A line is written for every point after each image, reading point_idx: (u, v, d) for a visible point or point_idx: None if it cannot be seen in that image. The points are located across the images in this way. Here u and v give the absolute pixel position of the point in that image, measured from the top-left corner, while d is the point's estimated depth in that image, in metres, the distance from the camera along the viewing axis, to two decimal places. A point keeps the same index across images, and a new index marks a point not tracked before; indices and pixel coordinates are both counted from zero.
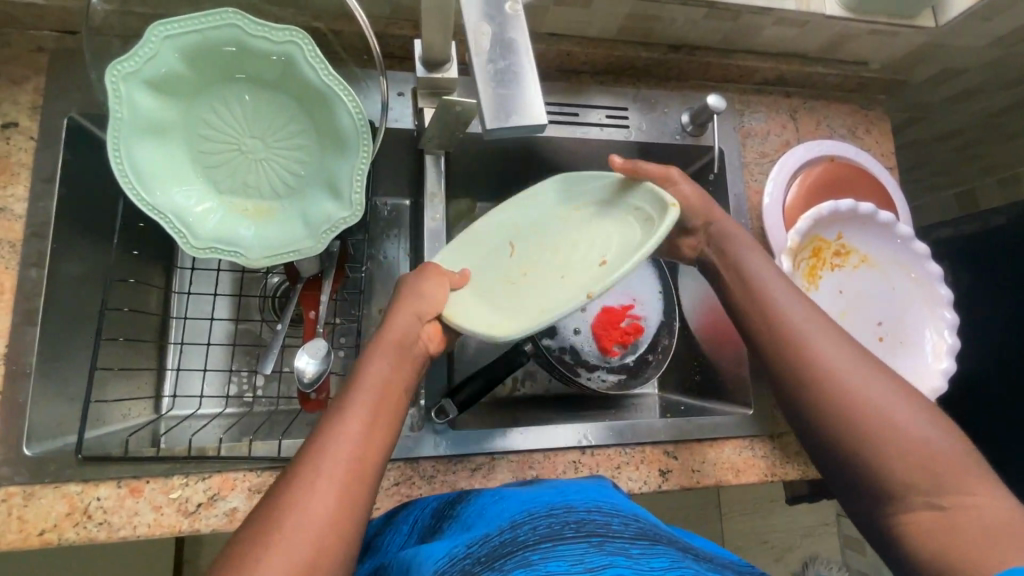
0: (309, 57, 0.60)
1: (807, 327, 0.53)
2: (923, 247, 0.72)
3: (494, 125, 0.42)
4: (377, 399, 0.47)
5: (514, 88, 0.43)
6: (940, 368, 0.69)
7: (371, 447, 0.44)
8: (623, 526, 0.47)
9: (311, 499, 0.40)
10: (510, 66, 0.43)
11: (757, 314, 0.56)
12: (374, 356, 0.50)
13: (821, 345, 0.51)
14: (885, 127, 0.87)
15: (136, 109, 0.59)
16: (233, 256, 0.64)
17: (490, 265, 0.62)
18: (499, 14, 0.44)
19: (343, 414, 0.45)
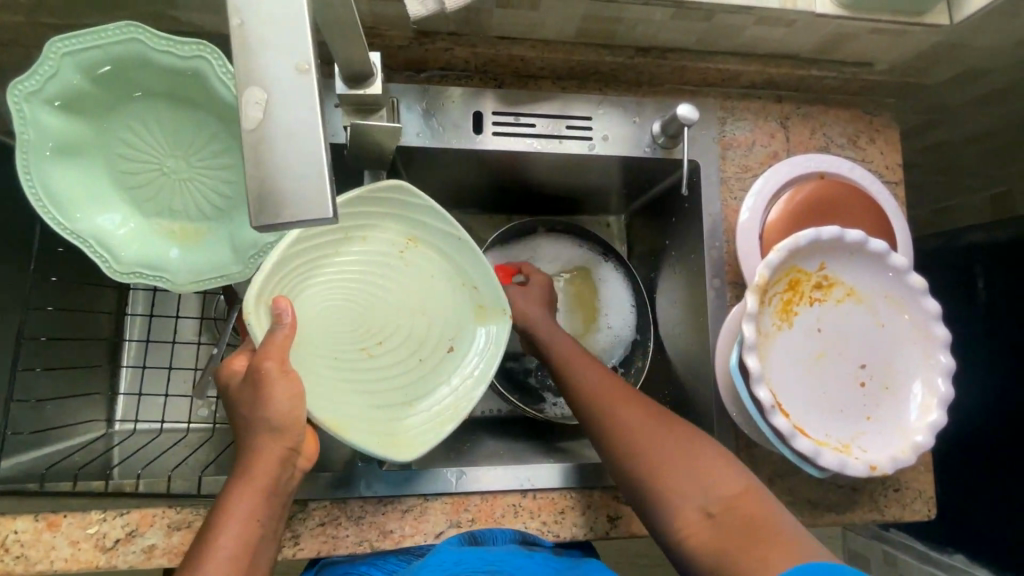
0: (220, 72, 0.55)
1: (653, 443, 0.58)
2: (918, 282, 0.63)
3: (261, 222, 0.35)
4: (235, 549, 0.45)
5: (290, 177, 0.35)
6: (927, 421, 0.61)
7: None
8: None
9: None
10: (294, 146, 0.35)
11: (592, 408, 0.63)
12: (228, 494, 0.47)
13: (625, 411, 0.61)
14: (893, 136, 0.77)
15: (45, 131, 0.56)
16: (158, 282, 0.61)
17: (324, 329, 0.61)
18: (275, 74, 0.35)
19: (228, 510, 0.46)
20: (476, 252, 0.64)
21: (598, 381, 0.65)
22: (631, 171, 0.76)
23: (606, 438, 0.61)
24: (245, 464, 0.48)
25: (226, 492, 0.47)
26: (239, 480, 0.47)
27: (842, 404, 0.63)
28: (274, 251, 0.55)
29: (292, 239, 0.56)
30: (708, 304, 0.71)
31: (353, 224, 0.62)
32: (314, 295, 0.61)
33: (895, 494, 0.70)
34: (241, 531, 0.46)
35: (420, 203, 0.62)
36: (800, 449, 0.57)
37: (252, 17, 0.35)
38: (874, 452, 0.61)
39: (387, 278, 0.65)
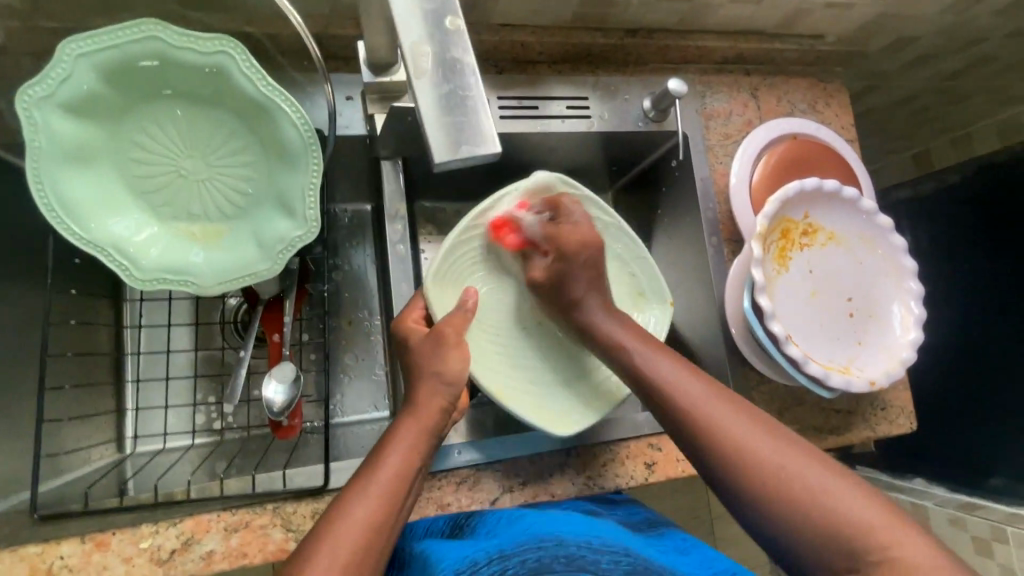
0: (244, 67, 0.56)
1: (706, 404, 0.53)
2: (886, 220, 0.72)
3: (450, 163, 0.39)
4: (398, 471, 0.50)
5: (466, 118, 0.39)
6: (908, 339, 0.70)
7: (383, 521, 0.47)
8: (613, 565, 0.51)
9: (362, 508, 0.47)
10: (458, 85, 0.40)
11: (681, 413, 0.54)
12: (399, 426, 0.54)
13: (713, 412, 0.52)
14: (845, 100, 0.87)
15: (56, 136, 0.54)
16: (184, 286, 0.60)
17: (494, 311, 0.71)
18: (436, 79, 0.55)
19: (398, 436, 0.53)
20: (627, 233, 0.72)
21: (671, 378, 0.56)
22: (624, 147, 0.82)
23: (662, 406, 0.55)
24: (415, 403, 0.56)
25: (398, 424, 0.55)
26: (409, 416, 0.55)
27: (837, 333, 0.71)
28: (452, 234, 0.66)
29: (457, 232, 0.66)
30: (709, 260, 0.77)
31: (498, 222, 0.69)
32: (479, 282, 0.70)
33: (883, 413, 0.80)
34: (404, 455, 0.52)
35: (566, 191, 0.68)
36: (812, 374, 0.64)
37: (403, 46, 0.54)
38: (870, 370, 0.69)
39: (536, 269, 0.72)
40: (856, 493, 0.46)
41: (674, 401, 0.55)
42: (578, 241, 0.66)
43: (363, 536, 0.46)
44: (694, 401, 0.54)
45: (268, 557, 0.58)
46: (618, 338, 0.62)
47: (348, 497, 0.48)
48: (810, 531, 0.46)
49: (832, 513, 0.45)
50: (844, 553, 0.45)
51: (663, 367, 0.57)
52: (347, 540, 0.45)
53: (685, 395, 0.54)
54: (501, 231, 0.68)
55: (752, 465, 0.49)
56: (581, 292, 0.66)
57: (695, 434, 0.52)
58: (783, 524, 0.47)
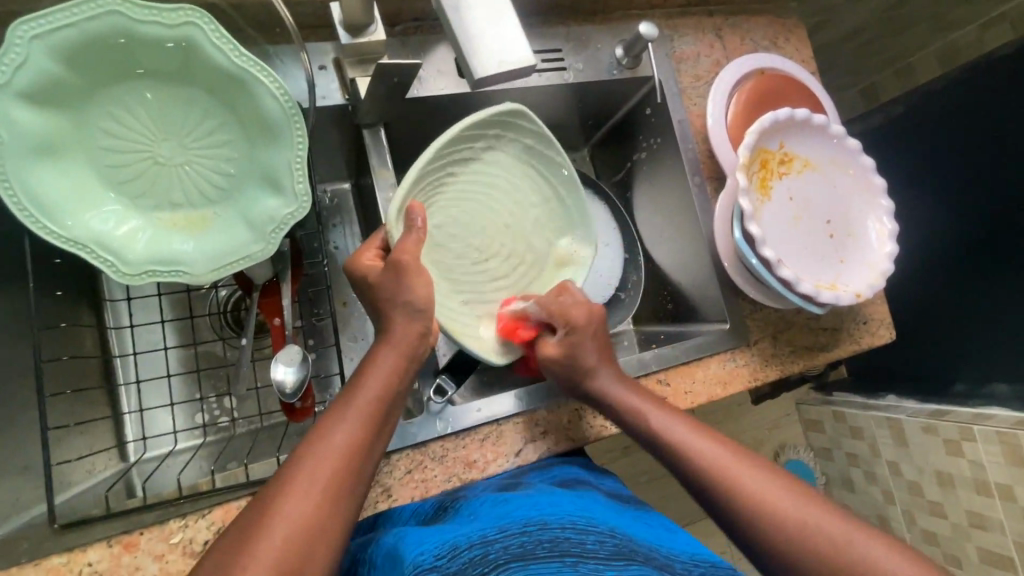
0: (214, 38, 0.53)
1: (667, 424, 0.60)
2: (854, 143, 0.76)
3: (485, 79, 0.51)
4: (379, 393, 0.51)
5: (502, 46, 0.51)
6: (885, 251, 0.74)
7: (365, 443, 0.48)
8: (598, 546, 0.49)
9: (343, 431, 0.48)
10: (496, 21, 0.51)
11: (716, 487, 0.55)
12: (377, 350, 0.54)
13: (747, 484, 0.54)
14: (803, 34, 0.90)
15: (17, 128, 0.50)
16: (176, 276, 0.58)
17: (461, 233, 0.71)
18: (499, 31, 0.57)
19: (374, 363, 0.53)
20: (579, 188, 0.74)
21: (702, 452, 0.57)
22: (600, 97, 0.83)
23: (688, 477, 0.57)
24: (387, 331, 0.55)
25: (376, 348, 0.55)
26: (386, 344, 0.54)
27: (820, 253, 0.75)
28: (417, 161, 0.61)
29: (428, 154, 0.62)
30: (694, 199, 0.79)
31: (473, 149, 0.68)
32: (443, 207, 0.68)
33: (865, 326, 0.85)
34: (383, 379, 0.52)
35: (531, 125, 0.69)
36: (804, 291, 0.67)
37: None
38: (854, 284, 0.73)
39: (494, 187, 0.72)
40: (800, 498, 0.52)
41: (715, 479, 0.55)
42: (584, 316, 0.65)
43: (343, 456, 0.46)
44: (727, 471, 0.55)
45: None
46: (618, 395, 0.64)
47: (329, 420, 0.48)
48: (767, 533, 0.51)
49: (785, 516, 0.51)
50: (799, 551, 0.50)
51: (713, 451, 0.57)
52: (328, 457, 0.46)
53: (723, 473, 0.55)
54: (514, 330, 0.68)
55: (797, 535, 0.50)
56: (583, 353, 0.64)
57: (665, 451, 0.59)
58: (747, 530, 0.52)
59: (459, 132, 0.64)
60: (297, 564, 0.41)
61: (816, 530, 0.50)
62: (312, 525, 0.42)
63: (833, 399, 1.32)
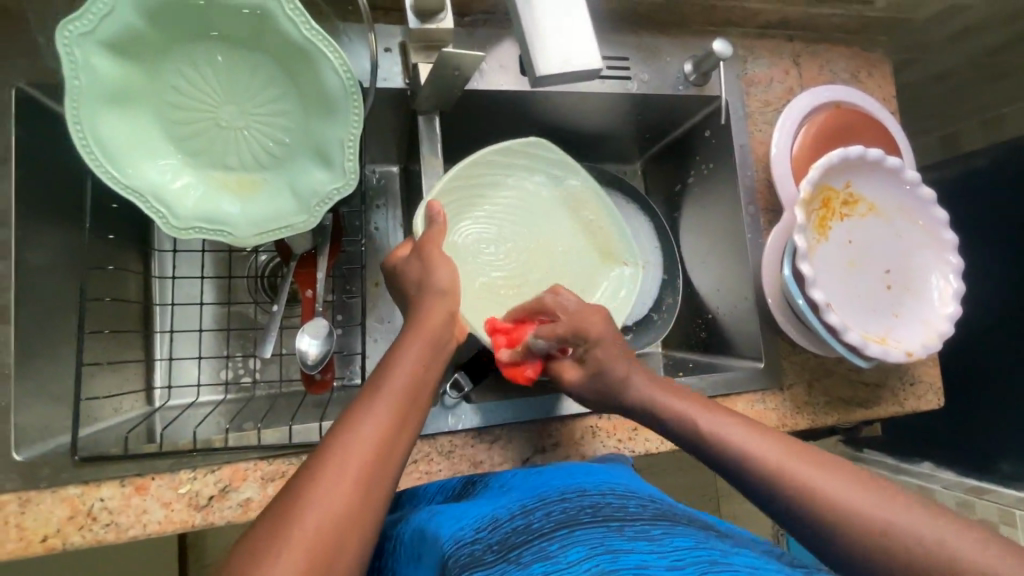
0: (288, 9, 0.54)
1: (696, 411, 0.54)
2: (928, 192, 0.71)
3: (549, 76, 0.51)
4: (407, 383, 0.49)
5: (569, 44, 0.51)
6: (946, 312, 0.69)
7: (395, 431, 0.45)
8: (639, 510, 0.48)
9: (371, 421, 0.45)
10: (566, 19, 0.51)
11: (752, 466, 0.48)
12: (401, 339, 0.52)
13: (791, 467, 0.46)
14: (887, 71, 0.85)
15: (95, 75, 0.53)
16: (220, 236, 0.59)
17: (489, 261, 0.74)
18: None
19: (400, 352, 0.51)
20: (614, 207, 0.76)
21: (744, 441, 0.49)
22: (661, 112, 0.81)
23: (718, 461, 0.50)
24: (415, 320, 0.54)
25: (401, 336, 0.53)
26: (410, 333, 0.53)
27: (874, 304, 0.70)
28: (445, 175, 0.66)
29: (452, 174, 0.67)
30: (745, 228, 0.76)
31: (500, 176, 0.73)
32: (472, 228, 0.73)
33: (911, 388, 0.80)
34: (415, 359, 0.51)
35: (557, 155, 0.73)
36: (851, 342, 0.63)
37: None
38: (907, 341, 0.68)
39: (523, 220, 0.76)
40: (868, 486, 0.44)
41: (758, 462, 0.48)
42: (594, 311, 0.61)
43: (374, 445, 0.43)
44: (759, 453, 0.48)
45: None
46: (630, 375, 0.59)
47: (360, 408, 0.46)
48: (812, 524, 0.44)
49: (829, 491, 0.44)
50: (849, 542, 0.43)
51: (744, 432, 0.50)
52: (360, 446, 0.43)
53: (766, 458, 0.48)
54: (516, 372, 0.61)
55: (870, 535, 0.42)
56: (595, 350, 0.60)
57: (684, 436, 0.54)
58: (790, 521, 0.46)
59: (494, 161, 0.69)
60: (326, 558, 0.37)
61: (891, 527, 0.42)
62: (341, 520, 0.39)
63: (862, 457, 1.24)
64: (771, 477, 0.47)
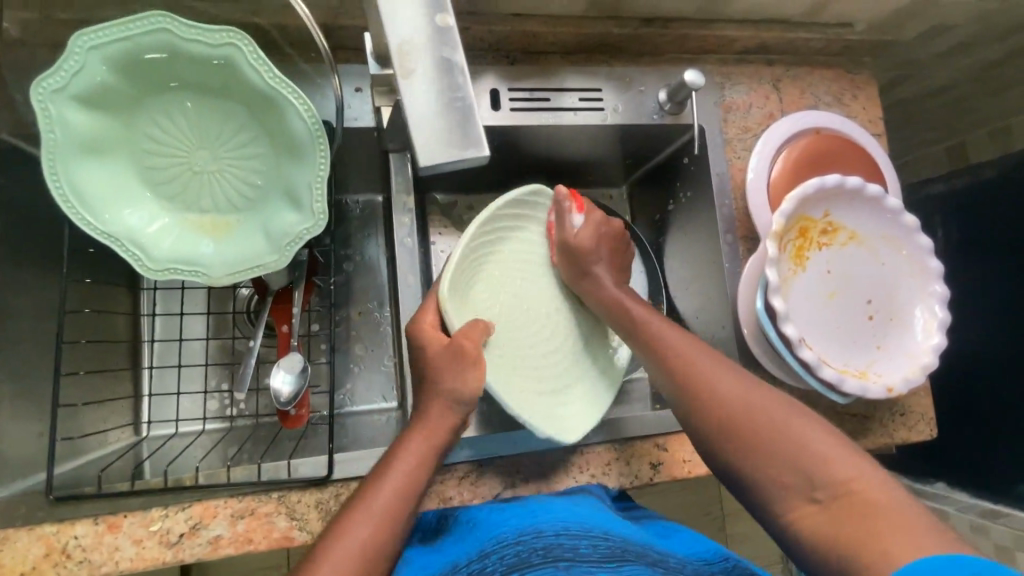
0: (251, 59, 0.56)
1: (648, 319, 0.65)
2: (912, 220, 0.69)
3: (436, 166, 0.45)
4: (401, 488, 0.52)
5: (462, 130, 0.45)
6: (931, 345, 0.67)
7: (383, 533, 0.49)
8: (591, 549, 0.48)
9: (361, 529, 0.48)
10: (442, 86, 0.45)
11: (688, 376, 0.59)
12: (403, 440, 0.56)
13: (720, 382, 0.57)
14: (873, 92, 0.84)
15: (70, 128, 0.55)
16: (195, 276, 0.61)
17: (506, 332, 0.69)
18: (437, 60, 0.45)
19: (400, 452, 0.54)
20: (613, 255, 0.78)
21: (695, 364, 0.59)
22: (640, 140, 0.81)
23: (658, 363, 0.62)
24: (420, 416, 0.58)
25: (402, 436, 0.56)
26: (413, 430, 0.57)
27: (854, 336, 0.69)
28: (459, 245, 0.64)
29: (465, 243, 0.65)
30: (723, 258, 0.75)
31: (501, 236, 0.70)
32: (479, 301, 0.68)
33: (901, 419, 0.77)
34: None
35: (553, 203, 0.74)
36: (826, 378, 0.63)
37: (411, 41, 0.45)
38: (888, 375, 0.67)
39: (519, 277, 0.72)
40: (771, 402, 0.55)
41: (693, 377, 0.59)
42: (589, 240, 0.72)
43: (360, 555, 0.47)
44: (694, 367, 0.59)
45: (272, 543, 0.59)
46: (613, 292, 0.70)
47: (347, 518, 0.49)
48: (775, 463, 0.52)
49: (751, 410, 0.55)
50: (802, 486, 0.50)
51: (690, 351, 0.61)
52: (349, 555, 0.47)
53: (698, 372, 0.59)
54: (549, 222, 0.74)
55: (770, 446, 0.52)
56: (595, 262, 0.72)
57: (674, 378, 0.60)
58: (737, 455, 0.54)
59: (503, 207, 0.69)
60: None
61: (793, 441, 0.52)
62: None
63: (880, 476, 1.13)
64: (698, 393, 0.58)
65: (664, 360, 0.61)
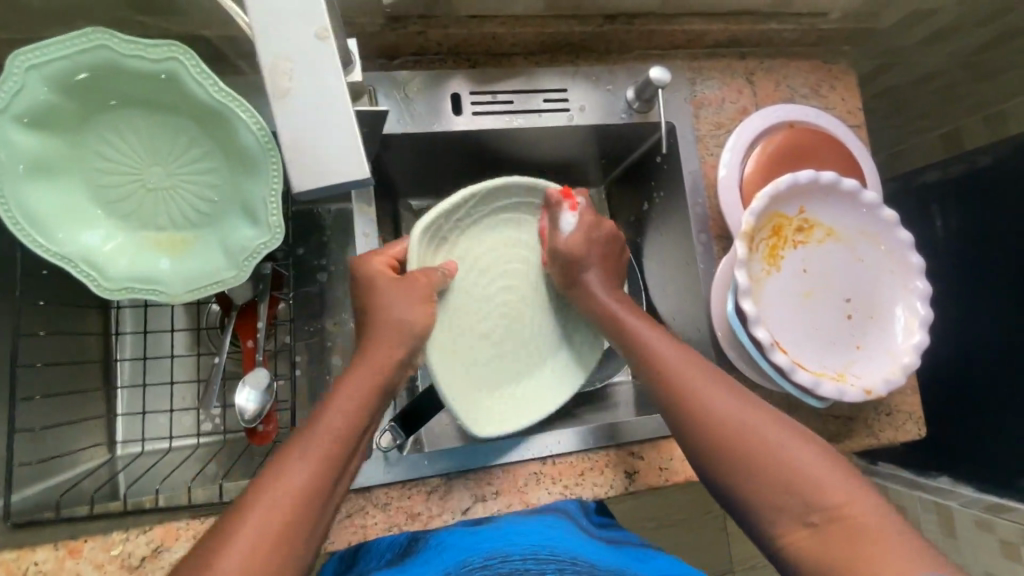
0: (195, 73, 0.55)
1: (640, 326, 0.63)
2: (891, 214, 0.66)
3: (306, 193, 0.47)
4: (338, 433, 0.50)
5: (336, 155, 0.46)
6: (912, 343, 0.65)
7: (322, 484, 0.47)
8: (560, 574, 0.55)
9: (297, 475, 0.46)
10: (325, 120, 0.46)
11: (676, 383, 0.57)
12: (348, 380, 0.54)
13: (709, 395, 0.55)
14: (852, 82, 0.81)
15: (15, 149, 0.54)
16: (153, 295, 0.59)
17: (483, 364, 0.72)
18: (310, 77, 0.46)
19: (341, 395, 0.52)
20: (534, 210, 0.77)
21: (683, 375, 0.57)
22: (611, 140, 0.79)
23: (644, 368, 0.60)
24: (365, 361, 0.56)
25: (347, 377, 0.55)
26: (360, 370, 0.55)
27: (833, 336, 0.66)
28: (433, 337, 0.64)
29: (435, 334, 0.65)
30: (698, 258, 0.73)
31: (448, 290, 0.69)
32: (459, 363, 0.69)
33: (888, 418, 0.75)
34: (371, 382, 0.54)
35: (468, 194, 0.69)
36: (800, 382, 0.61)
37: (284, 56, 0.46)
38: (867, 376, 0.65)
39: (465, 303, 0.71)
40: (753, 408, 0.54)
41: (681, 387, 0.57)
42: (580, 244, 0.70)
43: (299, 497, 0.45)
44: (681, 372, 0.57)
45: None
46: (605, 301, 0.68)
47: (285, 459, 0.47)
48: (764, 481, 0.51)
49: (746, 428, 0.53)
50: (797, 508, 0.49)
51: (676, 355, 0.59)
52: (281, 504, 0.44)
53: (685, 380, 0.57)
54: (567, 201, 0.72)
55: (760, 466, 0.51)
56: (586, 269, 0.70)
57: (663, 388, 0.58)
58: (730, 475, 0.52)
59: (418, 240, 0.65)
60: None
61: (784, 460, 0.51)
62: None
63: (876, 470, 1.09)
64: (687, 403, 0.56)
65: (651, 368, 0.59)
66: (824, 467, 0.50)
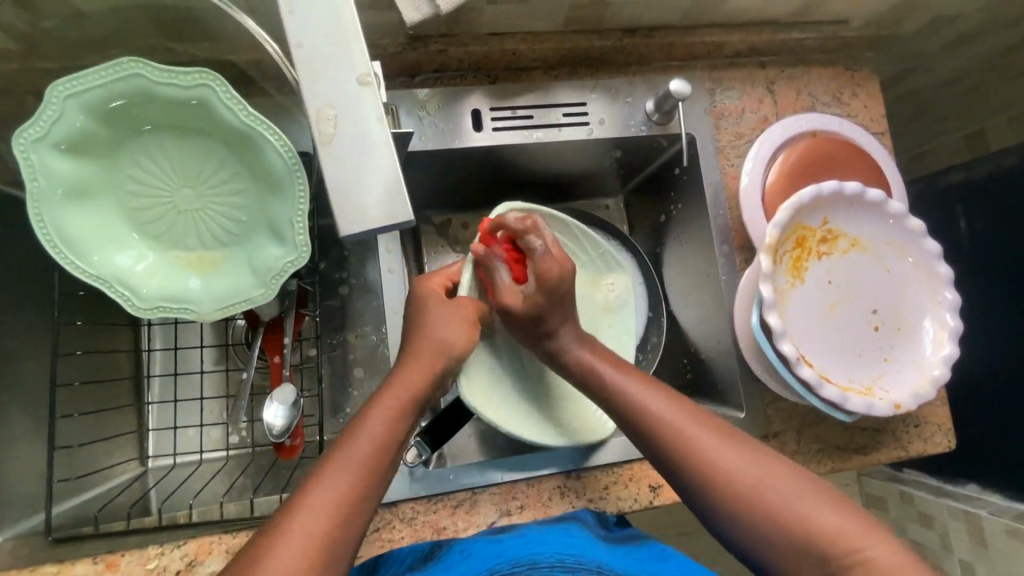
0: (225, 98, 0.56)
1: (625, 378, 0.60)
2: (917, 224, 0.66)
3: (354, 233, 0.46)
4: (371, 447, 0.50)
5: (384, 194, 0.46)
6: (942, 355, 0.64)
7: (352, 498, 0.47)
8: None
9: (324, 495, 0.46)
10: (371, 157, 0.46)
11: (672, 437, 0.54)
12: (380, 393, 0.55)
13: (716, 448, 0.52)
14: (875, 88, 0.80)
15: (53, 175, 0.55)
16: (183, 313, 0.60)
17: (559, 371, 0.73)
18: (358, 119, 0.46)
19: (371, 413, 0.53)
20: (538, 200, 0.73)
21: (687, 430, 0.54)
22: (630, 152, 0.79)
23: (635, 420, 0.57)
24: (406, 361, 0.57)
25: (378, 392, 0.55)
26: (388, 389, 0.55)
27: (860, 349, 0.66)
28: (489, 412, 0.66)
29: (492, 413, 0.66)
30: (719, 270, 0.73)
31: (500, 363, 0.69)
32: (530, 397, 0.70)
33: (916, 430, 0.74)
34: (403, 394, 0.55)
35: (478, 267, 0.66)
36: (827, 397, 0.61)
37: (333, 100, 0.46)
38: (896, 390, 0.64)
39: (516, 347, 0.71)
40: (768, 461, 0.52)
41: (682, 440, 0.53)
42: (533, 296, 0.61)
43: (334, 514, 0.46)
44: (681, 422, 0.54)
45: None
46: (581, 356, 0.63)
47: (313, 482, 0.47)
48: (785, 531, 0.48)
49: (760, 486, 0.50)
50: (815, 561, 0.47)
51: (671, 409, 0.55)
52: (315, 521, 0.45)
53: (685, 432, 0.53)
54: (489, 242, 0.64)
55: (780, 515, 0.48)
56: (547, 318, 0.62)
57: (660, 444, 0.54)
58: (744, 526, 0.50)
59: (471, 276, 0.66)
60: None
61: (802, 511, 0.48)
62: None
63: (901, 477, 1.07)
64: (692, 460, 0.52)
65: (645, 423, 0.56)
66: (847, 519, 0.48)
